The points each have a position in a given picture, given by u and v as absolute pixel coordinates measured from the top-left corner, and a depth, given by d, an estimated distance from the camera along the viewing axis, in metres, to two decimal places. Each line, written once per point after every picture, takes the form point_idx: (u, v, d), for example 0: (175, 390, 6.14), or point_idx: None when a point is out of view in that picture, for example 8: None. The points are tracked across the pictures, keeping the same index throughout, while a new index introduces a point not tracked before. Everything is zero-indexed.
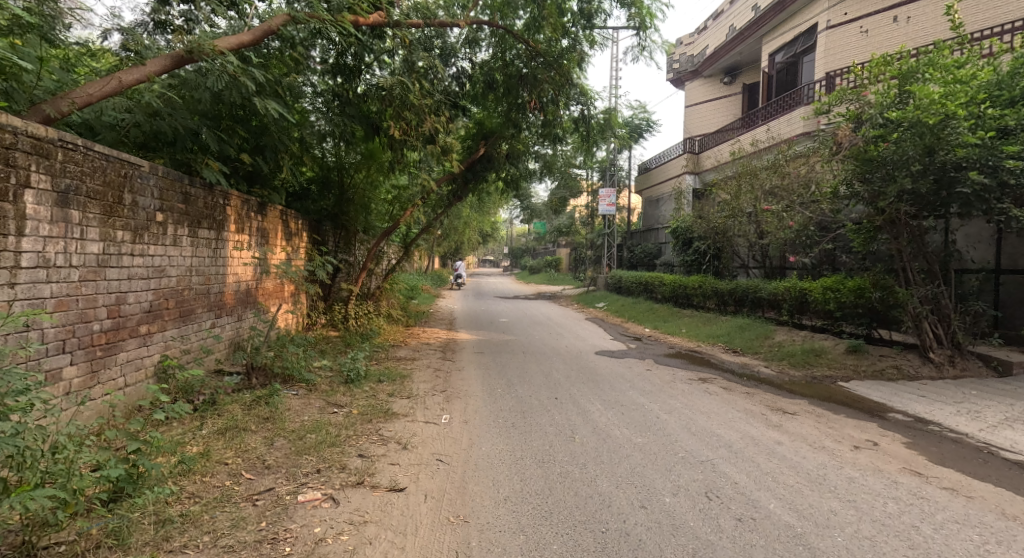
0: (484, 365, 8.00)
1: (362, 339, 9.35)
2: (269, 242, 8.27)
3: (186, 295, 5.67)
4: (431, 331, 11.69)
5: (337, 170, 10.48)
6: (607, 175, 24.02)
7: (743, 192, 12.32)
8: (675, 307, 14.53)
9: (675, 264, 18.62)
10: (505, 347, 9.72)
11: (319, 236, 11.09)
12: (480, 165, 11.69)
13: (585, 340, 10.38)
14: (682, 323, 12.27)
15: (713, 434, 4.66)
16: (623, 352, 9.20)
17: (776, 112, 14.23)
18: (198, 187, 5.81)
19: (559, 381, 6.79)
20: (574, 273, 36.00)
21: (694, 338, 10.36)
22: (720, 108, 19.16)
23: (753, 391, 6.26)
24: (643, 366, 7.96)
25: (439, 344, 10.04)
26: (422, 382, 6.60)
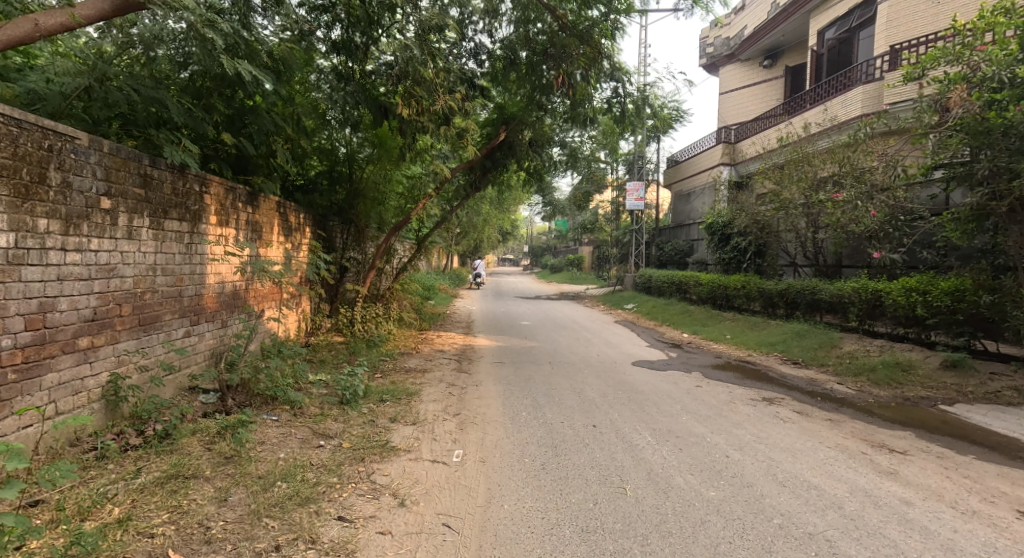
0: (505, 378, 6.94)
1: (371, 348, 8.37)
2: (262, 238, 7.30)
3: (148, 300, 4.69)
4: (449, 336, 10.70)
5: (344, 162, 9.58)
6: (634, 169, 22.84)
7: (792, 181, 11.12)
8: (714, 310, 13.34)
9: (710, 262, 17.34)
10: (528, 356, 8.65)
11: (325, 232, 10.13)
12: (500, 153, 10.67)
13: (618, 348, 9.27)
14: (725, 328, 11.09)
15: (809, 484, 3.57)
16: (664, 363, 8.07)
17: (827, 95, 13.05)
18: (164, 169, 4.85)
19: (596, 402, 5.69)
20: (598, 271, 34.78)
21: (743, 345, 9.21)
22: (758, 95, 17.96)
23: (838, 418, 5.12)
24: (692, 382, 6.82)
25: (455, 351, 9.03)
26: (434, 402, 5.57)
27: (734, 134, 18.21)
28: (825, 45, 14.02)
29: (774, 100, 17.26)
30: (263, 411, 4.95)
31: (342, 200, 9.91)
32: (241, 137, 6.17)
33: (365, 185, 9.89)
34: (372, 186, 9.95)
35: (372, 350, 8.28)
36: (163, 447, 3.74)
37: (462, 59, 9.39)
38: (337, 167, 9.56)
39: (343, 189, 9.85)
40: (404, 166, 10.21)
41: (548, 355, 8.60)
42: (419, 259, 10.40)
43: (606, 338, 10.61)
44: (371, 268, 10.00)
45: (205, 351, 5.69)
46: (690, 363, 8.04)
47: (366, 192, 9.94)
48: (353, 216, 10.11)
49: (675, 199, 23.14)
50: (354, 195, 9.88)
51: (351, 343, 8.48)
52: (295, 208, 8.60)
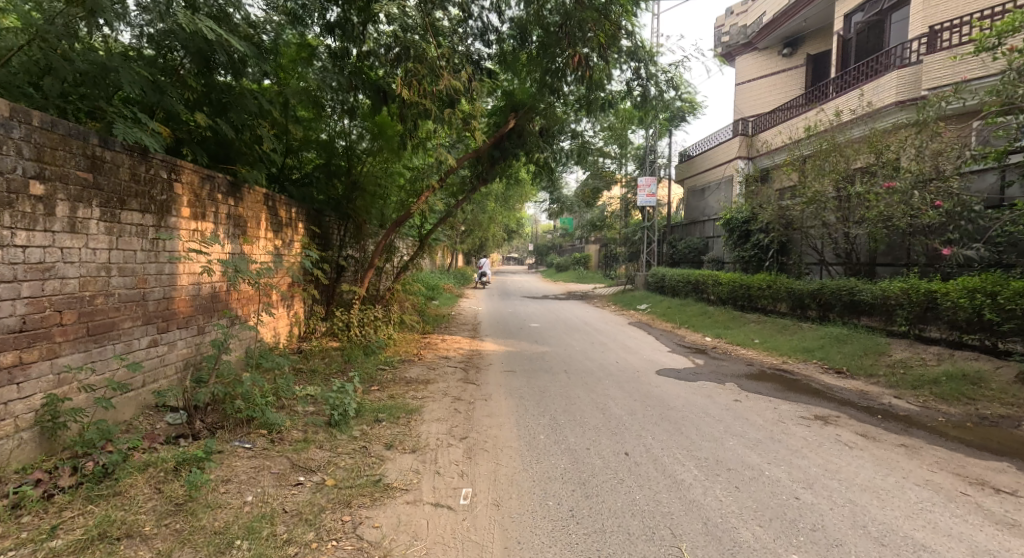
0: (516, 389, 6.20)
1: (368, 355, 7.64)
2: (246, 233, 6.56)
3: (100, 306, 3.98)
4: (454, 340, 9.98)
5: (344, 155, 8.89)
6: (645, 164, 22.07)
7: (823, 174, 10.35)
8: (735, 312, 12.55)
9: (728, 261, 16.56)
10: (541, 363, 7.90)
11: (322, 229, 9.42)
12: (508, 142, 9.91)
13: (637, 354, 8.52)
14: (752, 332, 10.31)
15: (915, 545, 2.84)
16: (692, 373, 7.31)
17: (855, 82, 12.26)
18: (121, 152, 4.13)
19: (626, 422, 4.95)
20: (606, 269, 33.96)
21: (776, 352, 8.45)
22: (776, 86, 17.13)
23: (914, 443, 4.41)
24: (729, 395, 6.08)
25: (462, 358, 8.31)
26: (438, 422, 4.85)
27: (751, 127, 17.42)
28: (853, 29, 13.21)
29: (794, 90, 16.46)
30: (238, 435, 4.24)
31: (339, 195, 9.19)
32: (219, 118, 5.44)
33: (365, 181, 9.17)
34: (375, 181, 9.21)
35: (371, 358, 7.53)
36: (102, 490, 3.06)
37: (469, 39, 8.66)
38: (335, 160, 8.85)
39: (341, 184, 9.11)
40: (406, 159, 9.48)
41: (564, 362, 7.87)
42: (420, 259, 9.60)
43: (623, 342, 9.87)
44: (369, 267, 9.06)
45: (176, 363, 4.97)
46: (720, 373, 7.28)
47: (366, 186, 9.22)
48: (351, 212, 9.37)
49: (688, 195, 22.32)
50: (352, 190, 9.16)
51: (346, 350, 7.73)
52: (286, 201, 7.87)
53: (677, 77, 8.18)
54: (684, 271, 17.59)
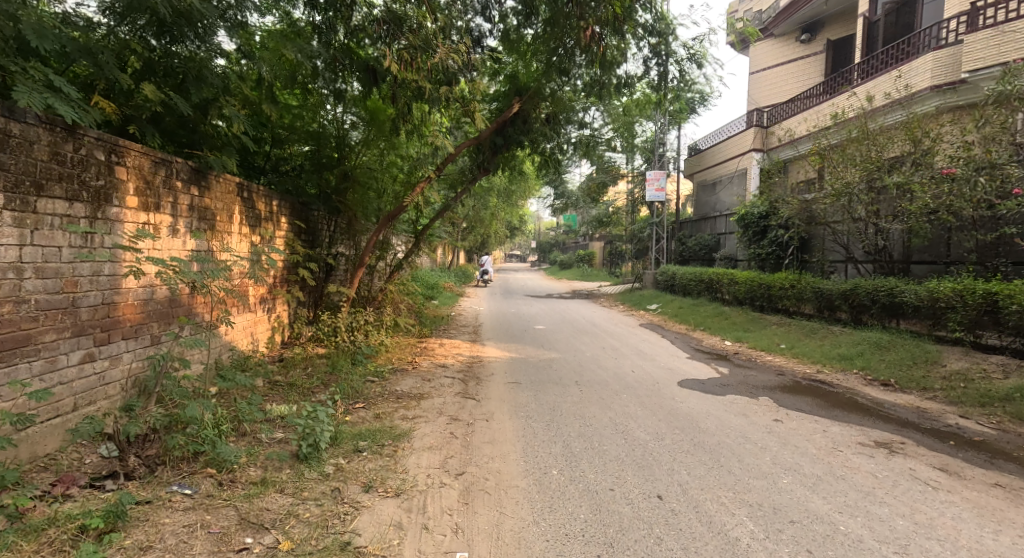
0: (521, 406, 5.41)
1: (356, 364, 6.87)
2: (214, 228, 5.76)
3: (5, 316, 3.32)
4: (454, 345, 9.20)
5: (333, 143, 8.13)
6: (654, 157, 21.25)
7: (854, 163, 9.53)
8: (755, 313, 11.74)
9: (743, 258, 15.73)
10: (548, 372, 7.09)
11: (309, 223, 8.63)
12: (512, 128, 9.06)
13: (655, 363, 7.73)
14: (776, 336, 9.51)
15: None
16: (719, 385, 6.50)
17: (882, 66, 11.51)
18: (36, 126, 3.45)
19: (654, 452, 4.16)
20: (611, 267, 33.12)
21: (809, 360, 7.65)
22: (793, 74, 16.49)
23: (1008, 481, 3.62)
24: (768, 412, 5.29)
25: (462, 366, 7.52)
26: (431, 452, 4.07)
27: (767, 118, 16.65)
28: (880, 11, 12.46)
29: (811, 77, 15.90)
30: (182, 474, 3.35)
31: (328, 187, 8.41)
32: (174, 93, 4.68)
33: (356, 172, 8.39)
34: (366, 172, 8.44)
35: (360, 367, 6.75)
36: None
37: (469, 14, 7.88)
38: (323, 149, 8.09)
39: (329, 174, 8.33)
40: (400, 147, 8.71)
41: (575, 372, 7.08)
42: (416, 257, 8.83)
43: (636, 348, 9.08)
44: (359, 264, 8.12)
45: (121, 381, 4.18)
46: (751, 385, 6.48)
47: (357, 177, 8.44)
48: (341, 206, 8.59)
49: (698, 190, 21.50)
50: (341, 181, 8.38)
51: (331, 358, 6.96)
52: (266, 192, 7.10)
53: (700, 54, 7.40)
54: (696, 269, 16.77)
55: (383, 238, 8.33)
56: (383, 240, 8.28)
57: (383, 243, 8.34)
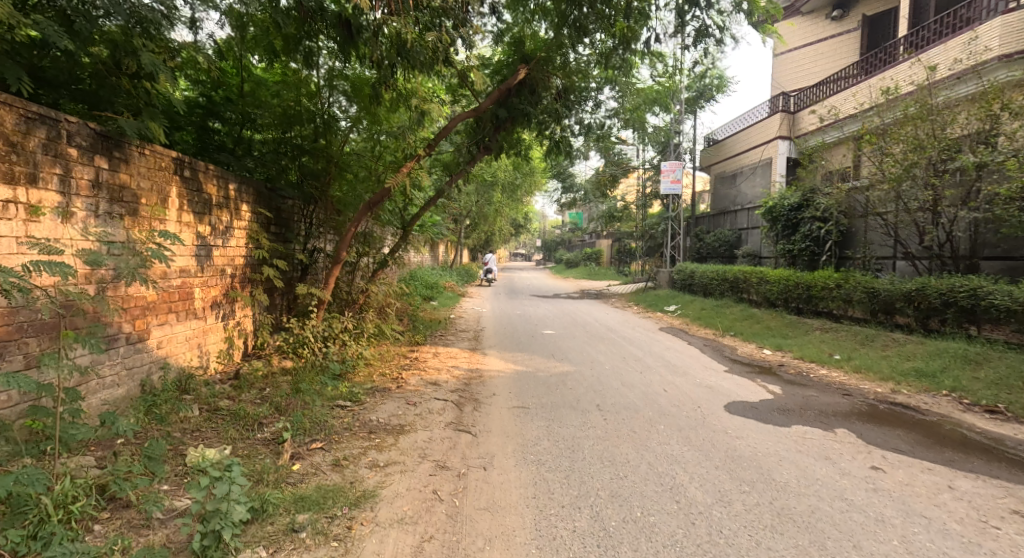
0: (529, 447, 4.14)
1: (326, 385, 5.61)
2: (136, 219, 4.46)
3: None
4: (450, 356, 7.93)
5: (307, 118, 6.90)
6: (670, 148, 19.99)
7: (912, 143, 8.23)
8: (790, 316, 10.42)
9: (772, 256, 14.41)
10: (561, 392, 5.80)
11: (281, 215, 7.39)
12: (518, 97, 7.42)
13: (689, 380, 6.43)
14: (824, 345, 8.19)
15: None
16: (779, 411, 5.17)
17: (931, 37, 10.36)
18: None
19: (724, 530, 2.91)
20: (621, 266, 31.74)
21: (874, 376, 6.34)
22: (823, 55, 15.36)
23: None
24: (859, 452, 4.01)
25: (459, 383, 6.25)
26: (402, 534, 2.84)
27: (794, 104, 15.75)
28: None
29: (844, 58, 14.83)
30: None
31: (302, 170, 7.18)
32: (50, 24, 3.50)
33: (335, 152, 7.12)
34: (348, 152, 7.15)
35: (330, 388, 5.48)
36: None
37: None
38: (295, 125, 6.89)
39: (303, 155, 7.08)
40: (391, 127, 7.43)
41: (597, 392, 5.79)
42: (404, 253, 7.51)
43: (663, 360, 7.78)
44: (334, 261, 6.63)
45: None
46: (815, 410, 5.19)
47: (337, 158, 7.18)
48: (316, 193, 7.32)
49: (715, 183, 20.17)
50: (316, 163, 7.13)
51: (296, 377, 5.70)
52: (220, 174, 5.85)
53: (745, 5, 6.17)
54: (716, 267, 15.48)
55: (366, 230, 7.04)
56: (365, 232, 6.99)
57: (365, 236, 7.04)
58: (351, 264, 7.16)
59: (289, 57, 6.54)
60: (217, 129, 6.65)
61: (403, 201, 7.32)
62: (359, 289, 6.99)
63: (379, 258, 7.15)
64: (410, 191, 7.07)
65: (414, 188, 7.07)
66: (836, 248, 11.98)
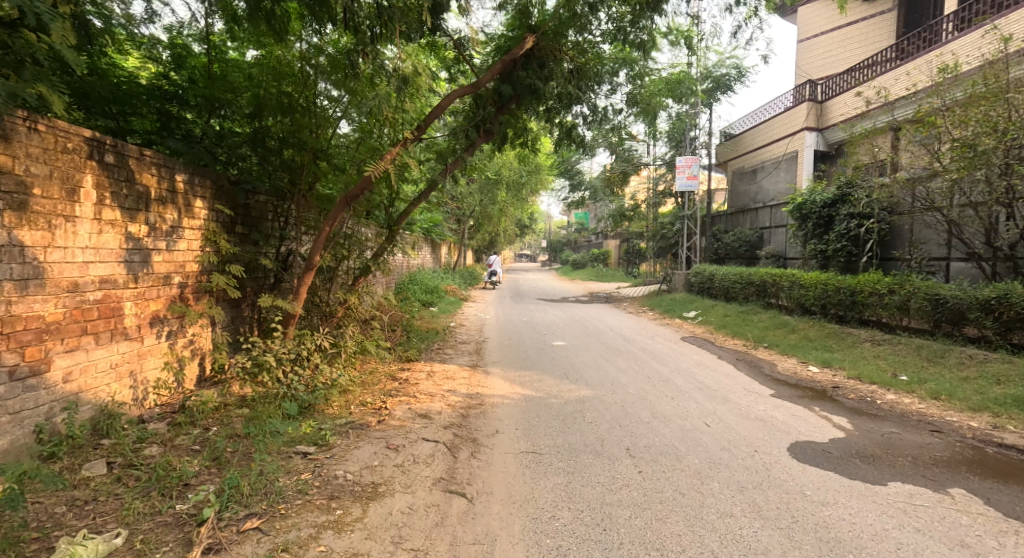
0: (538, 525, 3.09)
1: (288, 422, 4.53)
2: (23, 213, 3.51)
3: None
4: (447, 376, 6.83)
5: (278, 99, 5.86)
6: (685, 142, 18.90)
7: (986, 127, 7.15)
8: (831, 326, 9.29)
9: (801, 257, 13.28)
10: (582, 430, 4.69)
11: (250, 214, 6.31)
12: (523, 69, 6.27)
13: (733, 411, 5.31)
14: (881, 361, 7.09)
15: None
16: (866, 461, 4.01)
17: (986, 11, 9.32)
18: None
19: None
20: (629, 267, 30.66)
21: (961, 406, 5.23)
22: (852, 39, 14.33)
23: None
24: (999, 538, 2.93)
25: (457, 415, 5.18)
26: None
27: (821, 92, 14.76)
28: None
29: (878, 42, 13.80)
30: None
31: (272, 161, 6.11)
32: None
33: (311, 138, 6.02)
34: (326, 138, 6.04)
35: (291, 428, 4.40)
36: None
37: None
38: (263, 108, 5.84)
39: (274, 142, 6.01)
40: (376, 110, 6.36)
41: (626, 430, 4.68)
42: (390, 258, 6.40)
43: (695, 380, 6.68)
44: (306, 267, 5.50)
45: None
46: (906, 457, 4.06)
47: (313, 145, 6.09)
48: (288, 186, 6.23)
49: (733, 179, 19.03)
50: (287, 151, 6.03)
51: (251, 413, 4.60)
52: (162, 163, 4.80)
53: None
54: (739, 269, 14.34)
55: (345, 230, 5.94)
56: (344, 232, 5.89)
57: (344, 237, 5.93)
58: (328, 269, 6.05)
59: (254, 24, 5.50)
60: (172, 114, 5.63)
61: (388, 195, 6.19)
62: (338, 300, 5.87)
63: (361, 262, 6.03)
64: (397, 183, 5.95)
65: (401, 179, 5.94)
66: (876, 249, 10.85)
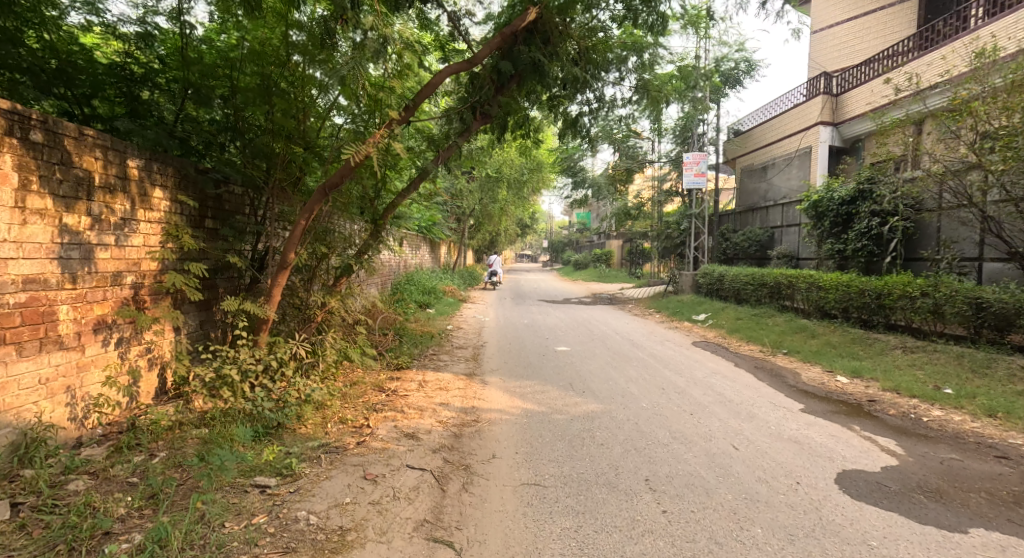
0: None
1: (250, 447, 3.90)
2: None
3: None
4: (440, 388, 6.20)
5: (259, 82, 5.30)
6: (692, 138, 18.26)
7: None
8: (855, 331, 8.65)
9: (817, 257, 12.65)
10: (597, 456, 4.02)
11: (222, 206, 5.69)
12: (526, 46, 5.64)
13: (763, 430, 4.67)
14: (917, 371, 6.47)
15: None
16: (932, 497, 3.38)
17: None
18: None
19: None
20: (632, 268, 30.04)
21: (1022, 427, 4.62)
22: (870, 29, 13.70)
23: None
24: None
25: (451, 435, 4.56)
26: None
27: (836, 85, 14.17)
28: None
29: (897, 32, 13.18)
30: None
31: (245, 148, 5.47)
32: None
33: (291, 123, 5.41)
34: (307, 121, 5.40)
35: (252, 453, 3.77)
36: None
37: None
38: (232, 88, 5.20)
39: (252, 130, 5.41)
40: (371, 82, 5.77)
41: (645, 457, 4.05)
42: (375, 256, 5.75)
43: (713, 392, 6.05)
44: (280, 266, 4.87)
45: None
46: (979, 493, 3.43)
47: (293, 131, 5.47)
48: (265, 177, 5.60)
49: (741, 176, 18.39)
50: (267, 139, 5.43)
51: (208, 435, 3.97)
52: (109, 146, 4.19)
53: None
54: (750, 270, 13.69)
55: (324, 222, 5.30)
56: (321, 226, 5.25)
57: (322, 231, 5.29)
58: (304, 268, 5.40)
59: None
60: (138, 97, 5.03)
61: (373, 185, 5.53)
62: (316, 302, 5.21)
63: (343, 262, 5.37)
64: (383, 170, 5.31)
65: (387, 166, 5.30)
66: (900, 249, 10.23)
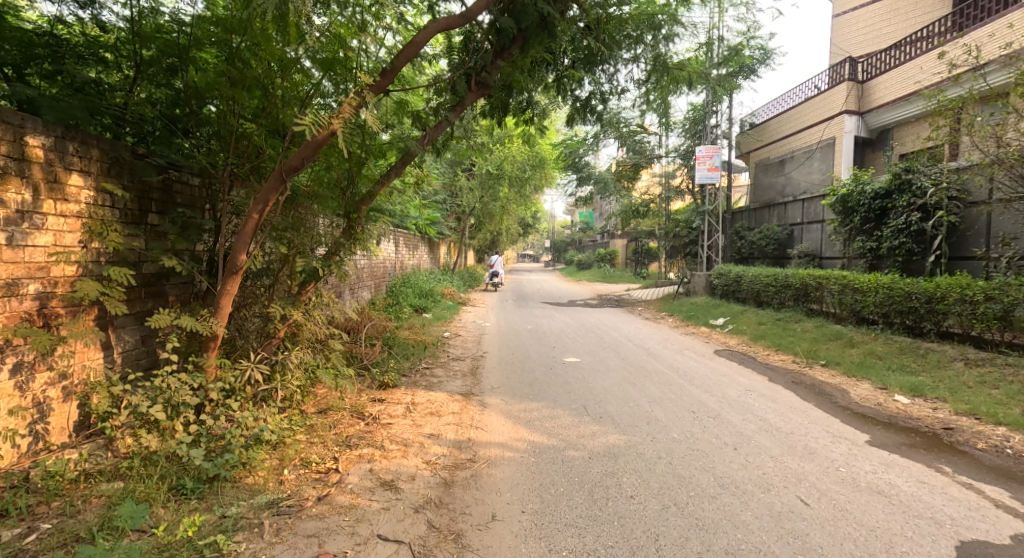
0: None
1: (171, 512, 2.98)
2: None
3: None
4: (431, 413, 5.27)
5: (225, 50, 4.38)
6: (705, 130, 17.28)
7: None
8: (901, 340, 7.70)
9: (845, 256, 11.71)
10: (624, 519, 3.13)
11: (172, 199, 4.77)
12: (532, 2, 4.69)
13: (830, 475, 3.73)
14: (991, 390, 5.52)
15: None
16: None
17: None
18: None
19: None
20: (638, 267, 29.08)
21: None
22: (901, 10, 12.71)
23: None
24: None
25: (442, 484, 3.63)
26: None
27: (862, 71, 13.29)
28: None
29: (931, 13, 12.18)
30: None
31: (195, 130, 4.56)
32: None
33: (260, 98, 4.49)
34: (278, 96, 4.49)
35: (168, 524, 2.90)
36: None
37: None
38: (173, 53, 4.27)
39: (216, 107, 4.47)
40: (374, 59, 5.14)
41: (690, 521, 3.12)
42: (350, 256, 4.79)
43: (754, 417, 5.10)
44: (230, 269, 3.93)
45: None
46: None
47: (261, 107, 4.55)
48: (225, 164, 4.67)
49: (756, 171, 17.42)
50: (233, 118, 4.49)
51: (119, 492, 3.06)
52: None
53: None
54: (770, 270, 12.76)
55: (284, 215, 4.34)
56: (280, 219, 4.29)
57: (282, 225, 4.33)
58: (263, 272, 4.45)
59: None
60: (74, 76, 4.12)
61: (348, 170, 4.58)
62: (274, 313, 4.26)
63: (308, 263, 4.42)
64: (357, 150, 4.36)
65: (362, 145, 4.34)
66: (943, 246, 9.28)
